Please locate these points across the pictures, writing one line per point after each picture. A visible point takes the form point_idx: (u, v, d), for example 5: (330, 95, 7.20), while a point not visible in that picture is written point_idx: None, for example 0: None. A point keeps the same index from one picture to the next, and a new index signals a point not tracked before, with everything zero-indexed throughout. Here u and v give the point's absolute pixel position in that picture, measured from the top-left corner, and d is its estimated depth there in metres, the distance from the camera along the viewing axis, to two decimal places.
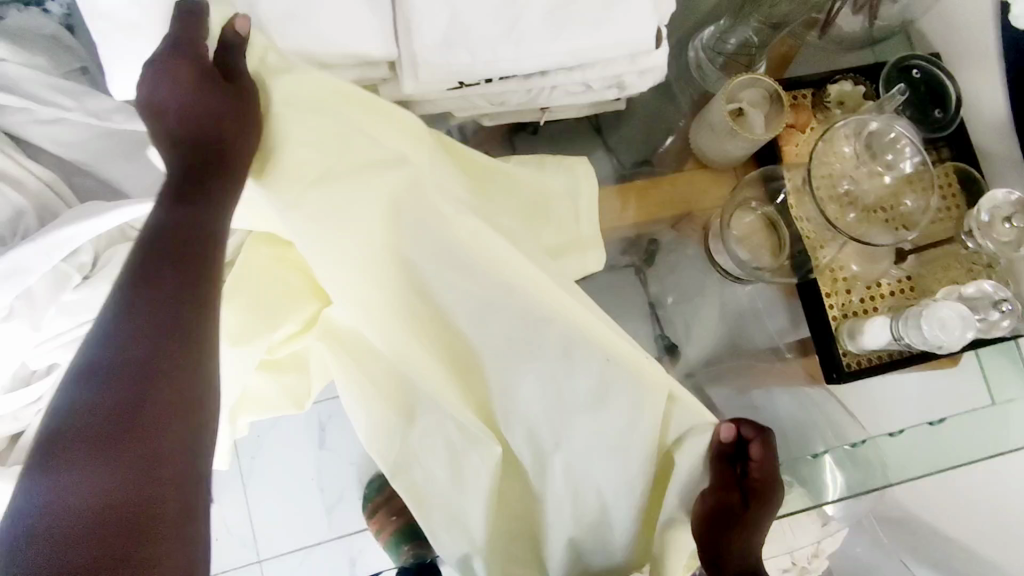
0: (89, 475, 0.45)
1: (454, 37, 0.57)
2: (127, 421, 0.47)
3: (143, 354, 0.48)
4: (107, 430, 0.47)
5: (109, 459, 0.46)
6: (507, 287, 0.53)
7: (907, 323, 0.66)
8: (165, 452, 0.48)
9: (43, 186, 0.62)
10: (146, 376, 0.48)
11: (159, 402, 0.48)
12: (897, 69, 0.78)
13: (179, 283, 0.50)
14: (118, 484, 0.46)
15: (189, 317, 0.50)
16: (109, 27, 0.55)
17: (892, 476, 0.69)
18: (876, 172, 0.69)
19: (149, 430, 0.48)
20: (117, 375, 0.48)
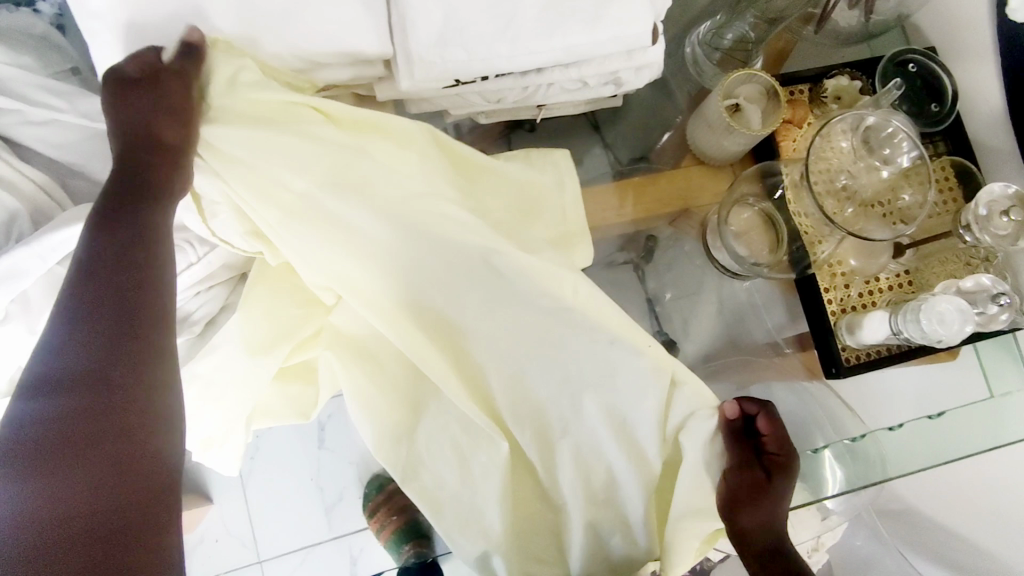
0: (55, 482, 0.48)
1: (449, 34, 0.57)
2: (85, 429, 0.49)
3: (93, 364, 0.50)
4: (69, 438, 0.49)
5: (72, 466, 0.48)
6: (510, 291, 0.54)
7: (905, 318, 0.66)
8: (127, 458, 0.50)
9: (37, 189, 0.62)
10: (102, 386, 0.50)
11: (117, 410, 0.50)
12: (893, 63, 0.79)
13: (127, 290, 0.52)
14: (83, 490, 0.48)
15: (144, 326, 0.52)
16: (102, 28, 0.54)
17: (892, 471, 0.69)
18: (873, 167, 0.69)
19: (107, 436, 0.50)
20: (74, 385, 0.50)
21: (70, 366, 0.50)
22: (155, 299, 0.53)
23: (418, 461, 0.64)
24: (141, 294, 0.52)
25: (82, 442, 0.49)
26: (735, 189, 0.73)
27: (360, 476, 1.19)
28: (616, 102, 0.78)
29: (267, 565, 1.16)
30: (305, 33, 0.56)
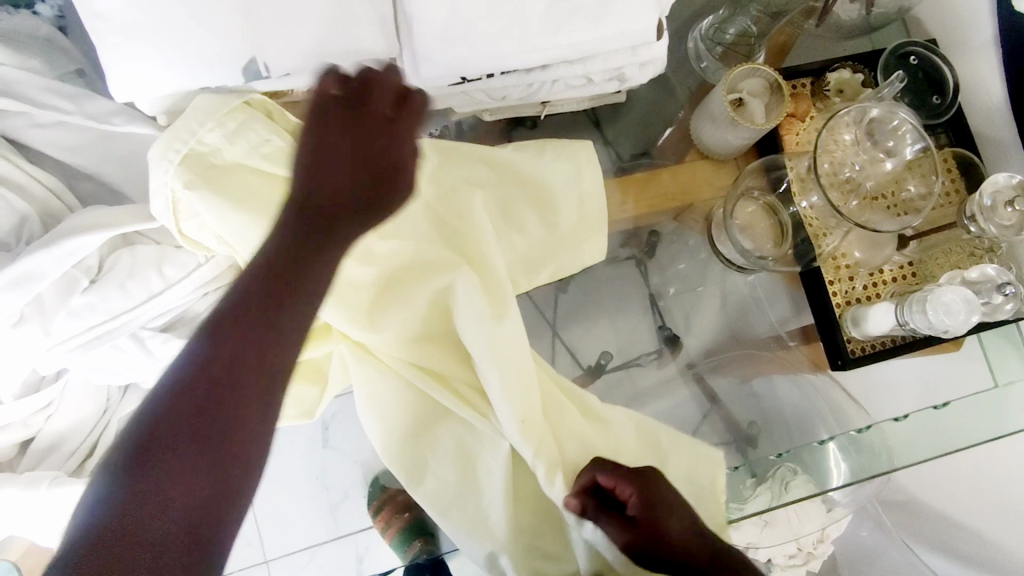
0: (158, 481, 0.45)
1: (455, 31, 0.57)
2: (186, 449, 0.46)
3: (213, 382, 0.47)
4: (185, 438, 0.46)
5: (180, 470, 0.45)
6: (478, 326, 0.58)
7: (911, 309, 0.67)
8: (229, 472, 0.47)
9: (48, 193, 0.62)
10: (225, 392, 0.47)
11: (232, 419, 0.47)
12: (895, 56, 0.79)
13: (263, 316, 0.48)
14: (185, 498, 0.45)
15: (270, 332, 0.48)
16: (109, 29, 0.54)
17: (899, 462, 0.70)
18: (878, 158, 0.70)
19: (203, 462, 0.46)
20: (199, 382, 0.46)
21: (194, 377, 0.47)
22: (288, 336, 0.49)
23: (426, 459, 0.65)
24: (275, 325, 0.49)
25: (176, 462, 0.45)
26: (740, 182, 0.74)
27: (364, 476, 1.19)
28: (620, 98, 0.78)
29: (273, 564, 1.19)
30: (310, 32, 0.56)
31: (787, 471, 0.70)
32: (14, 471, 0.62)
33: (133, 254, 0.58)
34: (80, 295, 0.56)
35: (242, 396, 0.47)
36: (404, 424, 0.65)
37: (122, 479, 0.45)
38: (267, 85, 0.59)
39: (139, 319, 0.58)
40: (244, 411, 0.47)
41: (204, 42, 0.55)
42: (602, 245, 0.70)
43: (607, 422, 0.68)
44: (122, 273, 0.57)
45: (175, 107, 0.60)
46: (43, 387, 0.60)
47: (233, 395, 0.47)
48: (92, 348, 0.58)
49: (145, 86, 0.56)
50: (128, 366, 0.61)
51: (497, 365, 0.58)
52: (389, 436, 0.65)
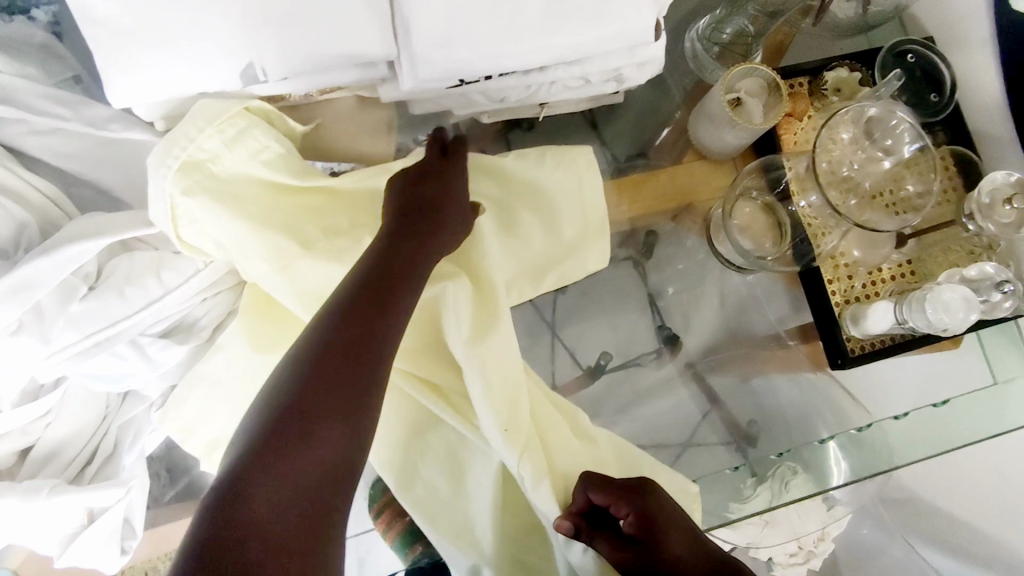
0: (287, 460, 0.45)
1: (453, 33, 0.57)
2: (317, 434, 0.47)
3: (341, 369, 0.49)
4: (311, 418, 0.47)
5: (304, 450, 0.46)
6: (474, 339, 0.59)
7: (909, 307, 0.67)
8: (341, 457, 0.47)
9: (46, 201, 0.61)
10: (349, 376, 0.49)
11: (352, 405, 0.49)
12: (892, 54, 0.79)
13: (380, 312, 0.52)
14: (308, 480, 0.45)
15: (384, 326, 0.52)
16: (105, 35, 0.54)
17: (898, 459, 0.70)
18: (875, 158, 0.70)
19: (331, 446, 0.47)
20: (327, 365, 0.48)
21: (322, 364, 0.49)
22: (399, 334, 0.53)
23: (427, 463, 0.65)
24: (388, 322, 0.52)
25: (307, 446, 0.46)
26: (739, 183, 0.74)
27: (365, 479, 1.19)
28: (618, 99, 0.78)
29: None
30: (307, 35, 0.56)
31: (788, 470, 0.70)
32: (13, 479, 0.61)
33: (133, 259, 0.58)
34: (79, 302, 0.56)
35: (365, 386, 0.50)
36: (404, 426, 0.65)
37: (255, 463, 0.44)
38: (265, 89, 0.59)
39: (139, 325, 0.58)
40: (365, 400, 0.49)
41: (201, 48, 0.54)
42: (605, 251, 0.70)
43: (596, 437, 0.65)
44: (122, 279, 0.57)
45: (173, 112, 0.60)
46: (42, 396, 0.59)
47: (358, 384, 0.49)
48: (90, 356, 0.57)
49: (142, 91, 0.56)
50: (129, 373, 0.60)
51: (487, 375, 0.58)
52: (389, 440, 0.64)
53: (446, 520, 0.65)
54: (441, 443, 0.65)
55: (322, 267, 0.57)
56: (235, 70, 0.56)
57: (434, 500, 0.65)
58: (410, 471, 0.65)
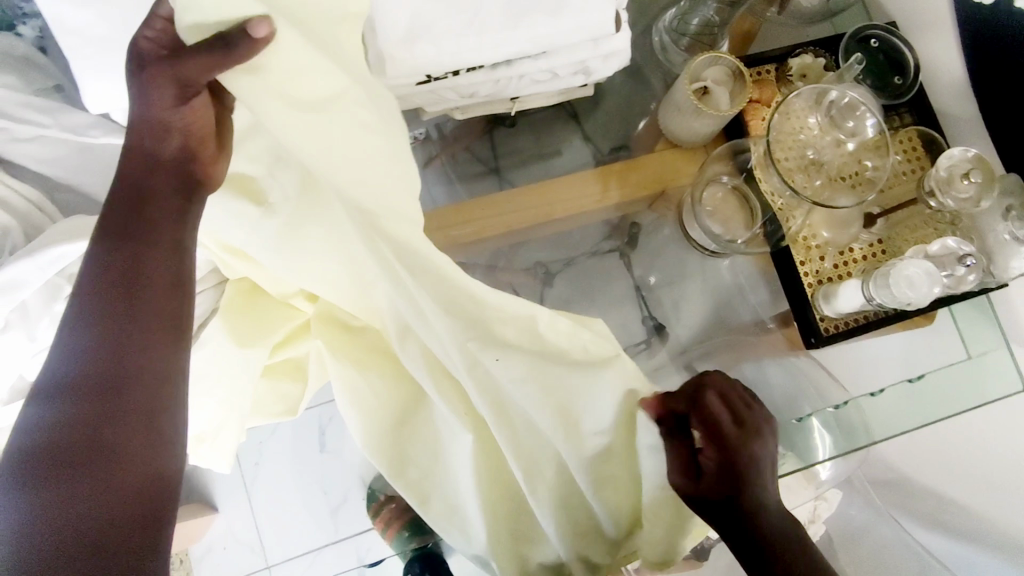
0: (77, 457, 0.47)
1: (418, 29, 0.59)
2: (109, 420, 0.48)
3: (110, 353, 0.50)
4: (91, 408, 0.48)
5: (96, 439, 0.48)
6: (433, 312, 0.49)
7: (876, 284, 0.68)
8: (141, 433, 0.49)
9: (31, 206, 0.63)
10: (118, 353, 0.50)
11: (133, 381, 0.50)
12: (855, 40, 0.80)
13: (144, 286, 0.51)
14: (105, 470, 0.48)
15: (150, 298, 0.51)
16: (79, 43, 0.55)
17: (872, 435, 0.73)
18: (840, 141, 0.72)
19: (124, 433, 0.49)
20: (91, 352, 0.49)
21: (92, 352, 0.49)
22: (171, 300, 0.52)
23: (410, 452, 0.66)
24: (155, 293, 0.52)
25: (110, 435, 0.48)
26: (708, 168, 0.76)
27: (360, 476, 1.20)
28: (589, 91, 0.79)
29: (276, 570, 1.18)
30: None
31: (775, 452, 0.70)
32: None
33: None
34: (64, 301, 0.58)
35: (142, 360, 0.50)
36: (386, 419, 0.66)
37: (50, 470, 0.47)
38: None
39: None
40: (152, 366, 0.51)
41: None
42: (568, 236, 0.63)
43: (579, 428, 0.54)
44: None
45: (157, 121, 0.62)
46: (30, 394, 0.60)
47: (133, 361, 0.50)
48: None
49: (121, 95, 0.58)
50: None
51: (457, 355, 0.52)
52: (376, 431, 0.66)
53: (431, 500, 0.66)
54: (422, 435, 0.66)
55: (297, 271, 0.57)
56: None
57: (418, 488, 0.66)
58: (402, 457, 0.66)
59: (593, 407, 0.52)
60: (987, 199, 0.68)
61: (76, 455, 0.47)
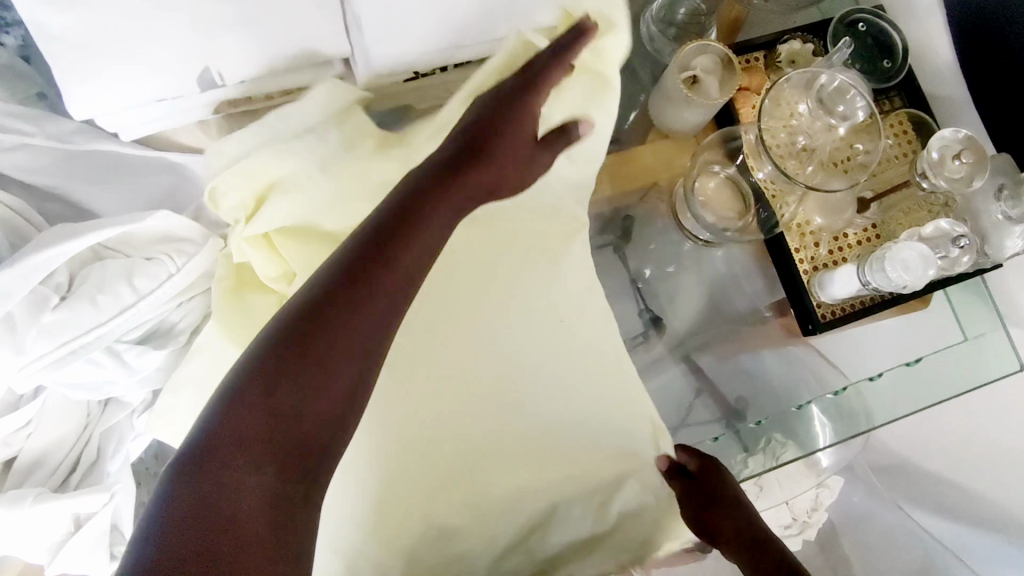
0: (230, 474, 0.38)
1: (405, 24, 0.58)
2: (280, 435, 0.40)
3: (311, 366, 0.40)
4: (272, 421, 0.40)
5: (252, 458, 0.39)
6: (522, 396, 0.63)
7: (871, 268, 0.67)
8: (289, 467, 0.40)
9: (13, 213, 0.61)
10: (309, 367, 0.40)
11: (312, 407, 0.41)
12: (844, 24, 0.80)
13: (339, 304, 0.42)
14: (250, 498, 0.38)
15: (350, 322, 0.42)
16: (62, 49, 0.54)
17: (875, 420, 0.74)
18: (831, 126, 0.71)
19: (282, 450, 0.40)
20: (283, 359, 0.40)
21: (298, 353, 0.40)
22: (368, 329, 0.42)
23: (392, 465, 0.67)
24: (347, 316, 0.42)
25: (293, 456, 0.40)
26: (699, 157, 0.76)
27: None
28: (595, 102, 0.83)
29: None
30: (263, 36, 0.57)
31: (778, 446, 0.71)
32: None
33: (102, 267, 0.59)
34: (51, 312, 0.56)
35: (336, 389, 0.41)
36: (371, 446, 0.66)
37: (227, 476, 0.38)
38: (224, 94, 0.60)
39: (115, 331, 0.59)
40: (326, 397, 0.41)
41: (160, 56, 0.56)
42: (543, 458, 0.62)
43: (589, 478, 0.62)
44: (92, 287, 0.58)
45: (171, 121, 0.63)
46: (22, 407, 0.58)
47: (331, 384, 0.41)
48: (66, 364, 0.58)
49: (100, 100, 0.57)
50: (109, 381, 0.61)
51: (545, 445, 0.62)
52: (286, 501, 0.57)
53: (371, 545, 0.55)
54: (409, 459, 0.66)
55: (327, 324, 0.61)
56: (191, 75, 0.57)
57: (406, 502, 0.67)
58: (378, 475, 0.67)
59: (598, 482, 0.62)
60: (978, 178, 0.68)
61: (245, 469, 0.39)
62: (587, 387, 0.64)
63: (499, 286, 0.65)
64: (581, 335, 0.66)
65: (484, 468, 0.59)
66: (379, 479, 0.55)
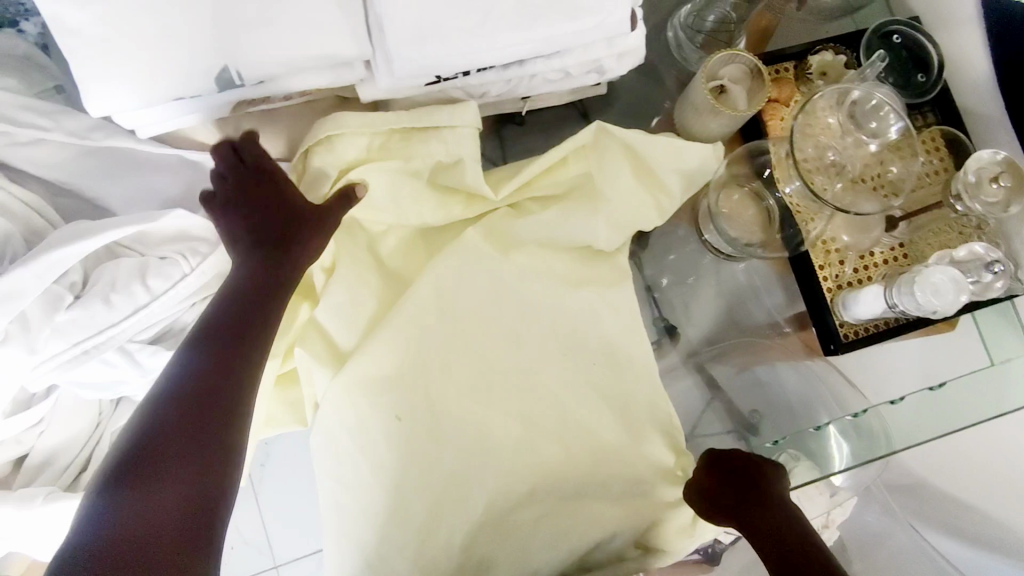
0: (147, 492, 0.48)
1: (427, 29, 0.56)
2: (188, 455, 0.50)
3: (208, 401, 0.53)
4: (175, 442, 0.50)
5: (164, 476, 0.49)
6: (547, 410, 0.69)
7: (899, 290, 0.66)
8: (196, 481, 0.50)
9: (28, 210, 0.61)
10: (205, 399, 0.53)
11: (208, 430, 0.52)
12: (878, 36, 0.77)
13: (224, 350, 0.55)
14: (162, 510, 0.48)
15: (238, 363, 0.55)
16: (77, 43, 0.53)
17: (898, 443, 0.67)
18: (861, 142, 0.69)
19: (191, 468, 0.50)
20: (184, 400, 0.52)
21: (197, 392, 0.53)
22: (247, 366, 0.56)
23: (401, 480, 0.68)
24: (241, 358, 0.56)
25: (200, 472, 0.50)
26: (726, 169, 0.75)
27: None
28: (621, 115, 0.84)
29: None
30: (282, 38, 0.55)
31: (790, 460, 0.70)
32: (9, 488, 0.60)
33: (115, 267, 0.59)
34: (65, 312, 0.56)
35: (226, 418, 0.53)
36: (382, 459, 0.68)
37: (140, 492, 0.48)
38: (242, 92, 0.59)
39: (126, 332, 0.58)
40: (220, 420, 0.53)
41: (177, 56, 0.54)
42: (571, 463, 0.68)
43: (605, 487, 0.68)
44: (105, 287, 0.58)
45: (189, 121, 0.62)
46: (33, 406, 0.58)
47: (221, 415, 0.53)
48: (79, 363, 0.57)
49: (114, 97, 0.56)
50: (120, 380, 0.60)
51: (563, 464, 0.68)
52: (348, 506, 0.68)
53: (405, 539, 0.67)
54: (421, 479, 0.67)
55: (375, 356, 0.67)
56: (208, 75, 0.56)
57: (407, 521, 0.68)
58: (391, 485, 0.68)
59: (609, 491, 0.68)
60: (1016, 203, 0.66)
61: (157, 482, 0.49)
62: (611, 416, 0.70)
63: (535, 323, 0.70)
64: (613, 369, 0.70)
65: (508, 487, 0.67)
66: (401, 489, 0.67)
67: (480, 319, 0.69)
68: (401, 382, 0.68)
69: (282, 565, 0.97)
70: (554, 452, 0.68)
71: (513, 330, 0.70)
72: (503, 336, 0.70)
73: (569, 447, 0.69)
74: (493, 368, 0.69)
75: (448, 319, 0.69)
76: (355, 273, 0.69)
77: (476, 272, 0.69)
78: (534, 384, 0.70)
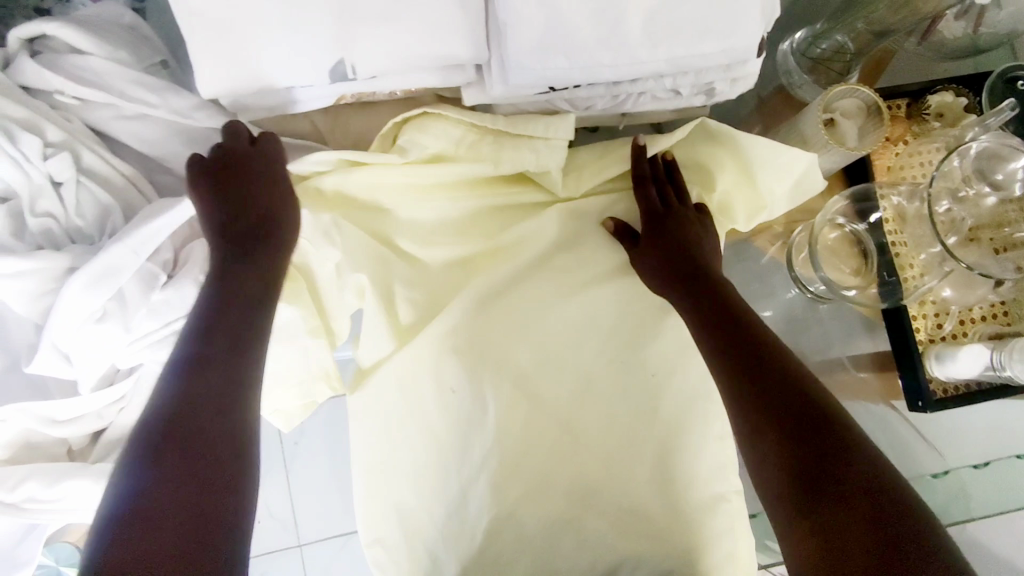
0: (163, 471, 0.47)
1: (552, 38, 0.54)
2: (200, 429, 0.49)
3: (214, 371, 0.51)
4: (188, 418, 0.49)
5: (179, 451, 0.48)
6: (608, 409, 0.64)
7: (1014, 359, 0.64)
8: (214, 456, 0.49)
9: (128, 183, 0.62)
10: (214, 365, 0.52)
11: (217, 402, 0.50)
12: (1003, 80, 0.72)
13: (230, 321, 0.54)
14: (180, 485, 0.47)
15: (243, 331, 0.54)
16: (200, 25, 0.53)
17: (973, 512, 0.64)
18: (983, 195, 0.65)
19: (207, 442, 0.49)
20: (193, 369, 0.51)
21: (204, 363, 0.51)
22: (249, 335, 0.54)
23: (446, 475, 0.65)
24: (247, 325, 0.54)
25: (212, 444, 0.49)
26: (826, 210, 0.72)
27: None
28: None
29: None
30: (400, 35, 0.54)
31: None
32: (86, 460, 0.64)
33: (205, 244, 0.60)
34: (159, 291, 0.57)
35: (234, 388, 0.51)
36: (429, 438, 0.66)
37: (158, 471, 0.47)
38: (353, 85, 0.58)
39: None
40: (228, 392, 0.51)
41: (295, 46, 0.54)
42: (631, 466, 0.63)
43: (660, 506, 0.62)
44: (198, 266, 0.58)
45: (288, 110, 0.61)
46: (117, 382, 0.60)
47: (228, 385, 0.51)
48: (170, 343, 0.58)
49: (225, 78, 0.55)
50: None
51: (611, 467, 0.64)
52: (397, 480, 0.67)
53: (451, 540, 0.65)
54: (467, 465, 0.65)
55: (434, 336, 0.64)
56: (323, 68, 0.55)
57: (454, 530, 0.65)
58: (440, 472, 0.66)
59: (664, 508, 0.62)
60: None
61: (172, 457, 0.47)
62: (674, 424, 0.63)
63: (601, 317, 0.65)
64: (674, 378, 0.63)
65: (549, 485, 0.64)
66: (445, 475, 0.66)
67: (543, 303, 0.65)
68: (468, 352, 0.64)
69: (307, 544, 0.97)
70: (593, 461, 0.64)
71: (580, 310, 0.65)
72: (564, 320, 0.65)
73: (620, 449, 0.64)
74: (551, 353, 0.65)
75: (512, 301, 0.65)
76: (421, 271, 0.65)
77: (552, 272, 0.65)
78: (599, 379, 0.65)
